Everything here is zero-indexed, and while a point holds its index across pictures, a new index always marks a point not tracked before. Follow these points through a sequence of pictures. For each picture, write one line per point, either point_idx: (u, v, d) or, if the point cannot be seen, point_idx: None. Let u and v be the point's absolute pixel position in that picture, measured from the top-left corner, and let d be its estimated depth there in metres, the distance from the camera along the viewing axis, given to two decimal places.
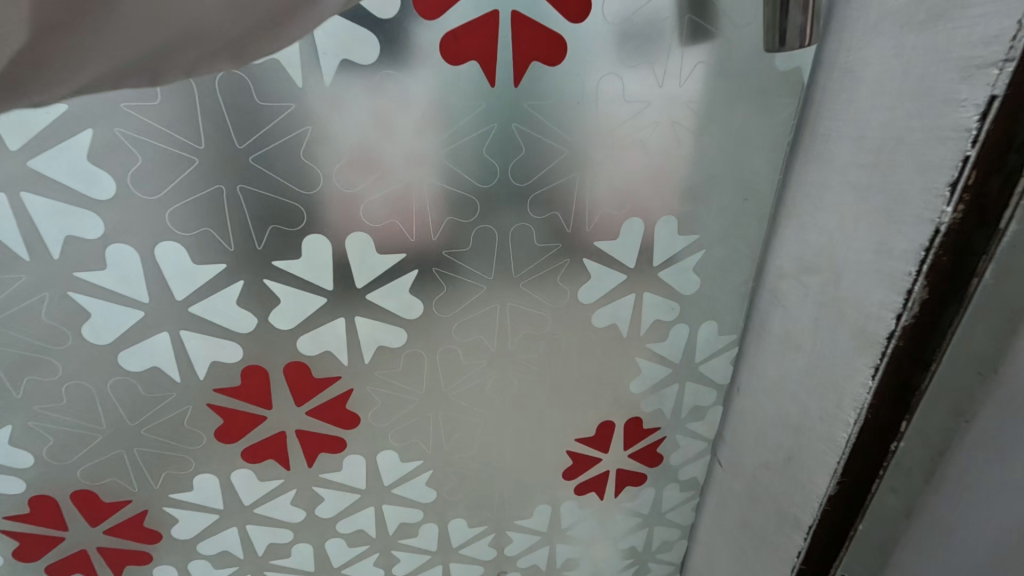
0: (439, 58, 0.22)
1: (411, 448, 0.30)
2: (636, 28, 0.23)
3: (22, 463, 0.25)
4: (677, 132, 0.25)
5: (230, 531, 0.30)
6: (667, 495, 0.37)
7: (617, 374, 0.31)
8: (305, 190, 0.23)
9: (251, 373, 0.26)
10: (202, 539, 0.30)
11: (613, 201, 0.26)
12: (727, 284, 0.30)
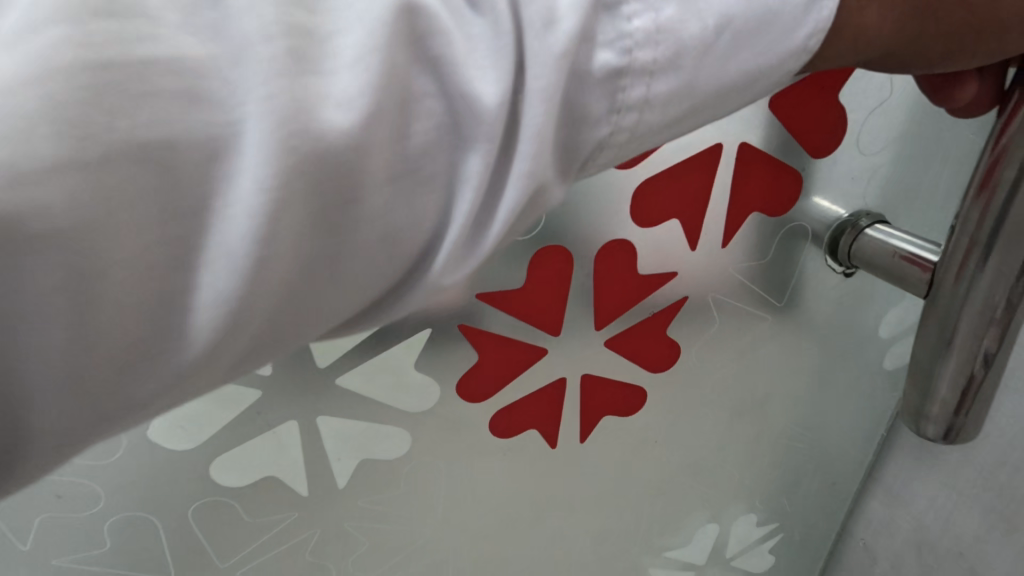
0: (640, 196, 0.26)
1: (537, 518, 0.35)
2: (788, 175, 0.28)
3: (207, 531, 0.28)
4: (787, 258, 0.31)
5: None
6: (727, 538, 0.43)
7: (695, 448, 0.37)
8: (493, 308, 0.27)
9: (418, 467, 0.30)
10: None
11: (734, 309, 0.32)
12: (799, 376, 0.36)
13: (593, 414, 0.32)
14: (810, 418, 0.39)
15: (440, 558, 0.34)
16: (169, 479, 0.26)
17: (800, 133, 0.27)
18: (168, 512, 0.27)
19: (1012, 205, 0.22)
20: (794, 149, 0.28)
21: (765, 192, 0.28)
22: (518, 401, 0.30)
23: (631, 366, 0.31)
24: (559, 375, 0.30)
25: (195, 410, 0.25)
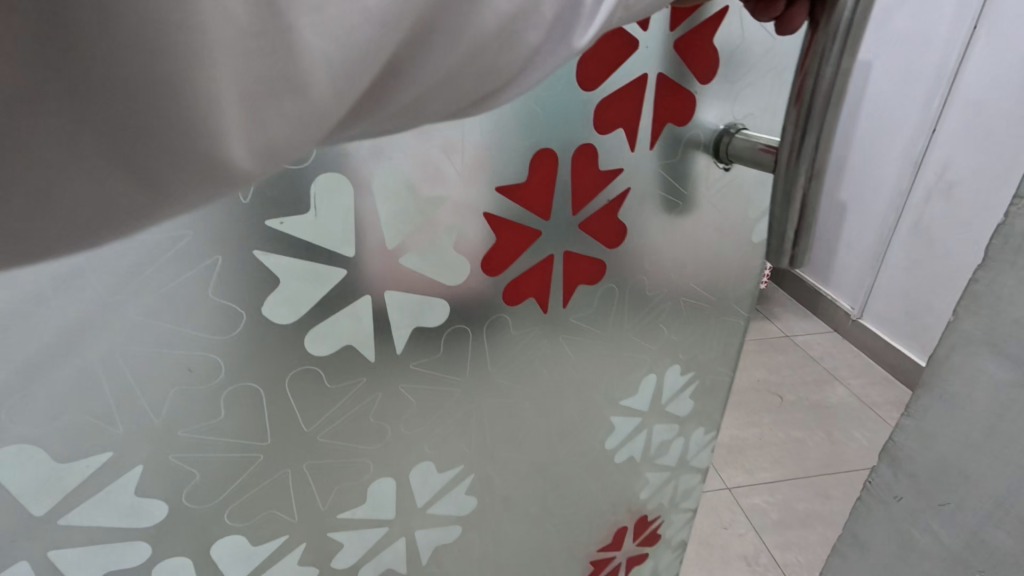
0: (598, 110, 0.37)
1: (532, 373, 0.46)
2: (686, 96, 0.41)
3: (295, 398, 0.35)
4: (690, 159, 0.45)
5: (398, 461, 0.42)
6: (661, 387, 0.58)
7: (638, 312, 0.50)
8: (505, 198, 0.37)
9: (451, 333, 0.40)
10: (381, 470, 0.42)
11: (657, 198, 0.45)
12: (703, 251, 0.51)
13: (571, 284, 0.44)
14: (711, 283, 0.54)
15: (465, 412, 0.44)
16: (275, 349, 0.33)
17: (693, 64, 0.40)
18: (266, 381, 0.33)
19: (815, 102, 0.36)
20: (691, 75, 0.41)
21: (674, 107, 0.41)
22: (523, 275, 0.41)
23: (596, 245, 0.43)
24: (549, 252, 0.41)
25: (294, 288, 0.31)
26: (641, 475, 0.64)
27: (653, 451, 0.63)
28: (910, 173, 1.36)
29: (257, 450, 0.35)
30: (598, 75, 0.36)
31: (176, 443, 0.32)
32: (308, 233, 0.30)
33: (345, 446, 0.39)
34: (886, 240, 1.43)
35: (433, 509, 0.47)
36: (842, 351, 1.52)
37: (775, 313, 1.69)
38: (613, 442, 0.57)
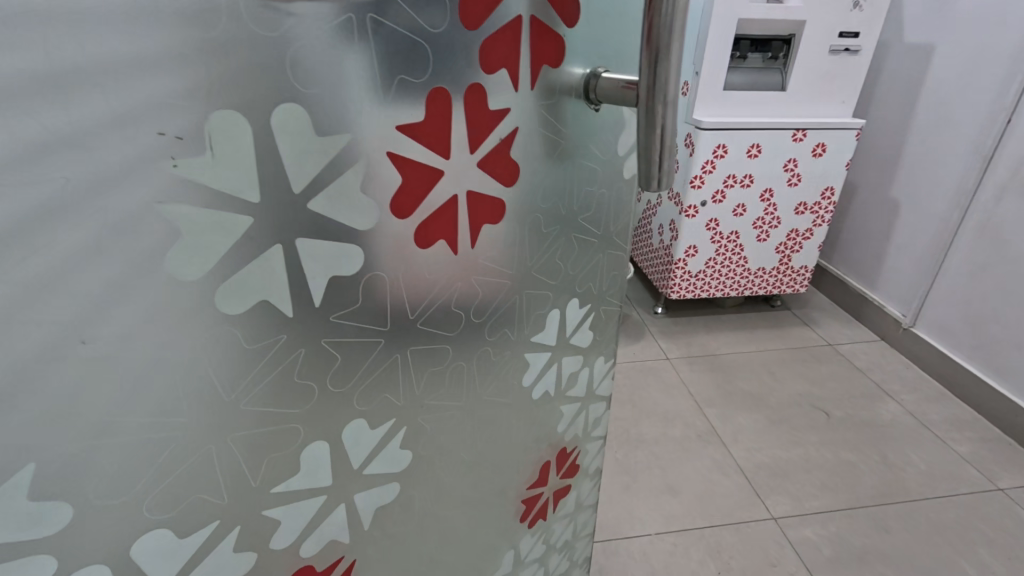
0: (483, 49, 0.40)
1: (451, 318, 0.48)
2: (558, 39, 0.45)
3: (211, 362, 0.33)
4: (569, 101, 0.49)
5: (330, 422, 0.42)
6: (566, 323, 0.63)
7: (538, 252, 0.54)
8: (405, 137, 0.37)
9: (369, 281, 0.40)
10: (314, 435, 0.41)
11: (545, 140, 0.49)
12: (588, 190, 0.56)
13: (477, 225, 0.46)
14: (596, 220, 0.60)
15: (391, 364, 0.45)
16: (182, 309, 0.30)
17: (558, 8, 0.44)
18: (177, 346, 0.31)
19: (665, 39, 0.42)
20: (557, 18, 0.45)
21: (547, 49, 0.45)
22: (431, 217, 0.42)
23: (494, 185, 0.46)
24: (452, 194, 0.43)
25: (198, 239, 0.30)
26: (558, 409, 0.69)
27: (565, 385, 0.69)
28: (978, 170, 1.63)
29: (177, 428, 0.33)
30: (478, 11, 0.38)
31: (76, 430, 0.29)
32: (204, 174, 0.29)
33: (273, 412, 0.38)
34: (945, 250, 1.74)
35: (371, 470, 0.47)
36: (891, 364, 1.86)
37: (821, 328, 2.06)
38: (529, 378, 0.61)
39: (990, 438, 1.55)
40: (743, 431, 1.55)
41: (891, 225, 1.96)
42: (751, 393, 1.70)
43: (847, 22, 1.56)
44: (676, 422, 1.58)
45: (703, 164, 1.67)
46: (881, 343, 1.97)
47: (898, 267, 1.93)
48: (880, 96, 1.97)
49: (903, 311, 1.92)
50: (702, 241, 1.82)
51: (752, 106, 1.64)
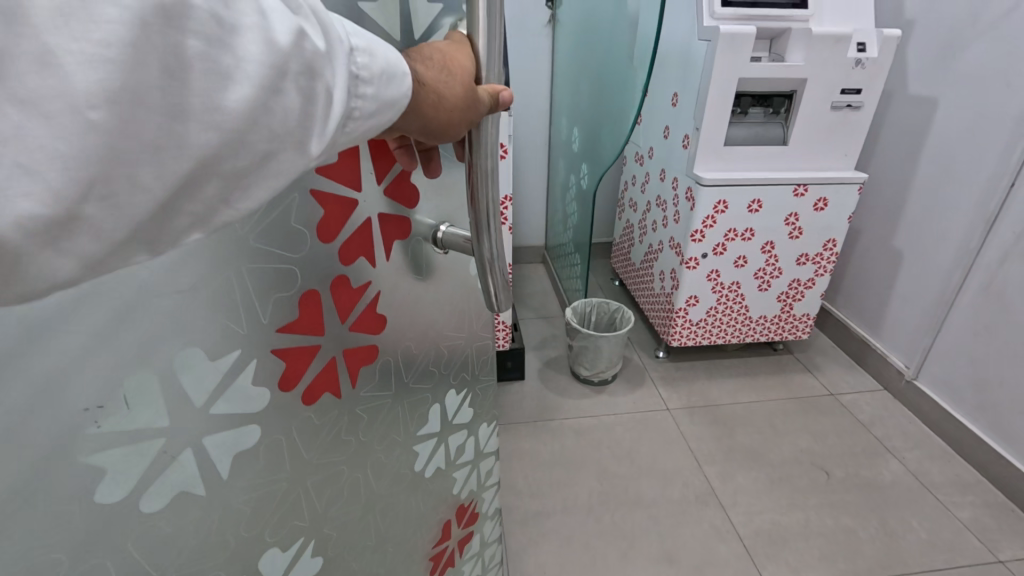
0: (340, 250, 0.54)
1: (342, 444, 0.61)
2: (400, 219, 0.61)
3: (145, 553, 0.42)
4: (418, 257, 0.65)
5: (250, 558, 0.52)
6: (445, 410, 0.80)
7: (410, 372, 0.69)
8: (281, 334, 0.49)
9: (265, 445, 0.51)
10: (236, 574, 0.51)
11: (403, 290, 0.64)
12: (444, 311, 0.73)
13: (354, 369, 0.60)
14: (455, 331, 0.76)
15: (295, 498, 0.56)
16: (108, 526, 0.39)
17: (400, 198, 0.60)
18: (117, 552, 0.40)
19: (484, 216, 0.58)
20: (399, 205, 0.60)
21: (394, 228, 0.60)
22: (314, 380, 0.54)
23: (366, 336, 0.60)
24: (329, 356, 0.56)
25: (125, 472, 0.38)
26: (452, 474, 0.87)
27: (452, 454, 0.85)
28: (982, 233, 1.66)
29: None
30: (331, 229, 0.52)
31: None
32: (126, 425, 0.38)
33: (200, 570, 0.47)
34: (951, 303, 1.77)
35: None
36: (892, 417, 1.93)
37: (823, 374, 2.14)
38: (420, 462, 0.77)
39: (987, 500, 1.61)
40: (741, 491, 1.64)
41: (896, 277, 2.00)
42: (751, 449, 1.79)
43: (849, 80, 1.72)
44: (675, 481, 1.67)
45: (703, 220, 1.83)
46: (885, 394, 2.03)
47: (903, 321, 1.97)
48: (884, 139, 2.00)
49: (906, 362, 1.98)
50: (703, 291, 1.98)
51: (752, 161, 1.81)
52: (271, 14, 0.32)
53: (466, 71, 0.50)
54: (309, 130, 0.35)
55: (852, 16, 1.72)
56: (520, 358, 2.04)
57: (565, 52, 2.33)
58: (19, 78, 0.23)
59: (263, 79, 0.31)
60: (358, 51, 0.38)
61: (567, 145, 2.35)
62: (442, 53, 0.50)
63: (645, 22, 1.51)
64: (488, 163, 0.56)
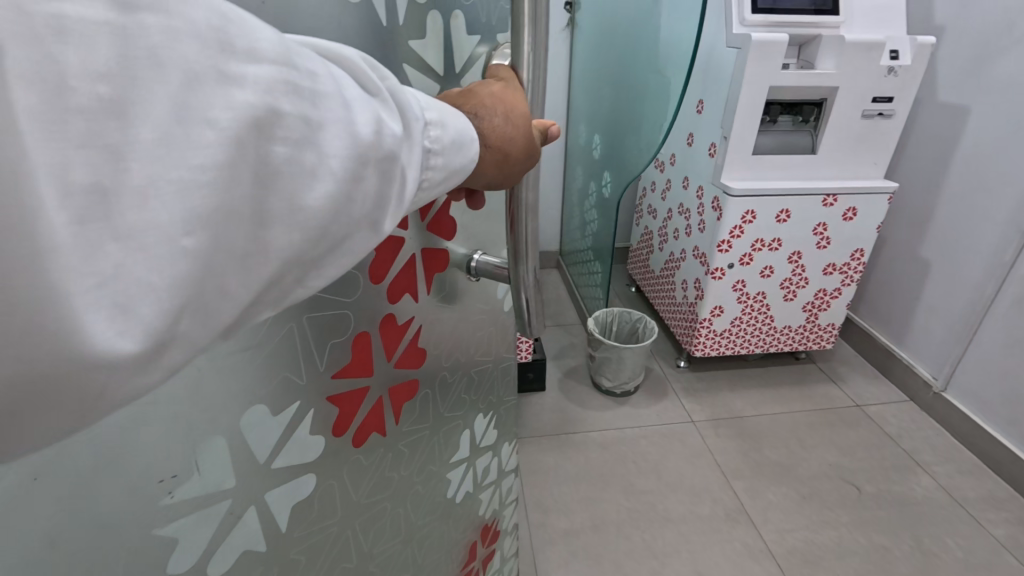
0: (388, 294, 0.58)
1: (386, 475, 0.69)
2: (439, 254, 0.64)
3: None
4: (450, 288, 0.69)
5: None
6: (472, 435, 0.88)
7: (443, 408, 0.76)
8: (332, 381, 0.54)
9: (316, 485, 0.57)
10: None
11: (437, 321, 0.69)
12: (472, 338, 0.78)
13: (398, 403, 0.66)
14: (482, 361, 0.83)
15: (344, 526, 0.64)
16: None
17: (438, 232, 0.63)
18: None
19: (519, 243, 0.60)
20: (438, 237, 0.64)
21: (434, 262, 0.64)
22: (364, 420, 0.60)
23: (408, 371, 0.65)
24: (376, 395, 0.61)
25: (198, 530, 0.44)
26: (479, 495, 0.98)
27: (473, 475, 0.93)
28: (1017, 242, 1.62)
29: None
30: (382, 272, 0.55)
31: None
32: (199, 491, 0.43)
33: None
34: (983, 316, 1.74)
35: None
36: (921, 430, 1.89)
37: (848, 385, 2.11)
38: (451, 488, 0.86)
39: (1020, 518, 1.58)
40: (772, 508, 1.60)
41: (920, 287, 1.97)
42: (778, 463, 1.76)
43: (881, 88, 1.68)
44: (704, 498, 1.64)
45: (730, 230, 1.80)
46: (912, 406, 2.00)
47: (928, 332, 1.94)
48: (910, 148, 1.97)
49: (934, 372, 1.94)
50: (728, 303, 1.95)
51: (780, 170, 1.78)
52: (354, 107, 0.34)
53: (525, 118, 0.52)
54: (384, 209, 0.36)
55: (884, 23, 1.68)
56: (542, 370, 2.01)
57: (583, 57, 2.30)
58: (121, 216, 0.23)
59: (348, 171, 0.32)
60: (431, 125, 0.41)
61: (586, 151, 2.32)
62: (503, 103, 0.50)
63: (673, 30, 1.48)
64: (525, 196, 0.58)
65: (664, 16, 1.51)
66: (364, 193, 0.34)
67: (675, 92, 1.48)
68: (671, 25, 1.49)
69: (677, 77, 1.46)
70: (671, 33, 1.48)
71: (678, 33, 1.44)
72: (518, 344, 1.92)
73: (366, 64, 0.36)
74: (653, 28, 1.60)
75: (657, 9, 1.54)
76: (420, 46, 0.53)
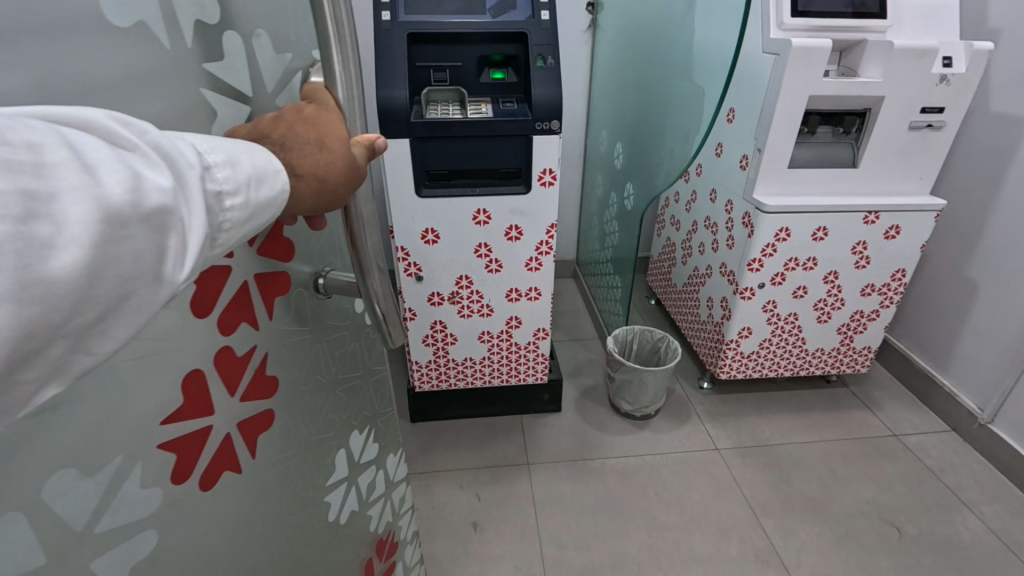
0: (216, 327, 0.48)
1: (252, 518, 0.57)
2: (277, 276, 0.55)
3: None
4: (296, 309, 0.60)
5: None
6: (352, 450, 0.79)
7: (314, 431, 0.67)
8: (168, 424, 0.44)
9: (160, 545, 0.46)
10: None
11: (287, 344, 0.59)
12: (333, 354, 0.70)
13: (252, 439, 0.55)
14: (348, 373, 0.75)
15: None
16: None
17: (275, 254, 0.54)
18: None
19: (366, 256, 0.54)
20: (273, 260, 0.54)
21: (273, 286, 0.55)
22: (208, 465, 0.49)
23: (259, 403, 0.55)
24: (223, 434, 0.50)
25: None
26: (367, 514, 0.88)
27: (358, 494, 0.83)
28: None
29: None
30: (201, 304, 0.45)
31: None
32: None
33: None
34: None
35: None
36: (965, 465, 1.76)
37: (883, 412, 1.98)
38: (332, 513, 0.75)
39: None
40: (805, 549, 1.50)
41: (966, 310, 1.83)
42: (811, 498, 1.65)
43: (931, 98, 1.56)
44: (731, 536, 1.54)
45: (762, 248, 1.69)
46: (954, 436, 1.87)
47: (973, 358, 1.81)
48: (958, 161, 1.83)
49: (980, 404, 1.81)
50: (757, 323, 1.84)
51: (818, 185, 1.66)
52: (98, 169, 0.29)
53: (342, 139, 0.45)
54: (169, 265, 0.32)
55: (935, 27, 1.56)
56: (558, 391, 1.91)
57: (606, 61, 2.19)
58: None
59: (99, 235, 0.29)
60: (215, 167, 0.36)
61: (607, 160, 2.21)
62: (309, 127, 0.43)
63: (711, 35, 1.37)
64: (363, 206, 0.52)
65: (699, 20, 1.41)
66: (132, 255, 0.30)
67: (710, 102, 1.37)
68: (708, 30, 1.38)
69: (714, 86, 1.35)
70: (709, 38, 1.37)
71: (718, 39, 1.33)
72: (534, 365, 1.79)
73: (117, 116, 0.32)
74: (686, 33, 1.49)
75: (691, 13, 1.43)
76: (224, 67, 0.45)
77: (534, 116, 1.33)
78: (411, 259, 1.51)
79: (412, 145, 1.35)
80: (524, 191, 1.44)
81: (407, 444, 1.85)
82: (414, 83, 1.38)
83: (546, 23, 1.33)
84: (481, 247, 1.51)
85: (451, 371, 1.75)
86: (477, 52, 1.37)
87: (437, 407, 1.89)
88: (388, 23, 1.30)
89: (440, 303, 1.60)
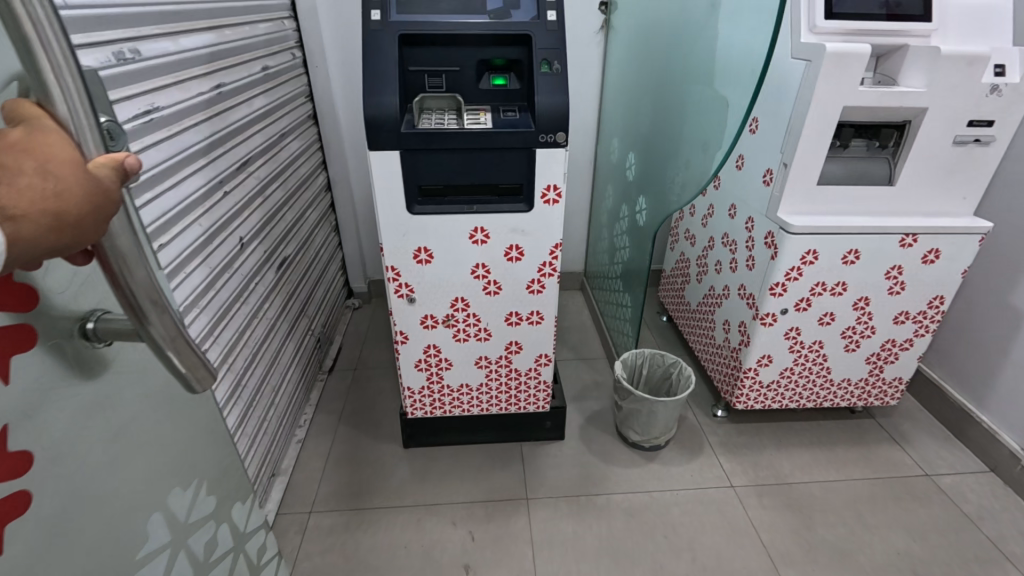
0: None
1: None
2: (19, 329, 0.47)
3: None
4: (57, 371, 0.52)
5: None
6: (177, 510, 0.71)
7: (107, 503, 0.59)
8: None
9: None
10: None
11: (45, 410, 0.51)
12: (132, 410, 0.62)
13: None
14: (161, 429, 0.68)
15: None
16: None
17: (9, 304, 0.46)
18: None
19: (138, 299, 0.49)
20: (3, 314, 0.46)
21: (11, 340, 0.47)
22: None
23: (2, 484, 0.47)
24: None
25: None
26: None
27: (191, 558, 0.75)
28: None
29: None
30: None
31: None
32: None
33: None
34: None
35: None
36: (1007, 512, 1.60)
37: (914, 447, 1.83)
38: None
39: None
40: None
41: (1008, 341, 1.67)
42: (836, 547, 1.51)
43: (980, 110, 1.41)
44: None
45: (786, 271, 1.54)
46: (994, 478, 1.71)
47: (1016, 394, 1.65)
48: (1004, 178, 1.67)
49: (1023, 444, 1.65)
50: (778, 352, 1.69)
51: (851, 204, 1.51)
52: None
53: (75, 163, 0.40)
54: None
55: (985, 33, 1.42)
56: (561, 419, 1.78)
57: (620, 66, 2.06)
58: None
59: None
60: None
61: (619, 170, 2.08)
62: (26, 156, 0.37)
63: (738, 38, 1.23)
64: (120, 241, 0.47)
65: (725, 21, 1.27)
66: None
67: (734, 113, 1.23)
68: (735, 32, 1.24)
69: (739, 95, 1.20)
70: (736, 41, 1.23)
71: (747, 42, 1.19)
72: (535, 391, 1.66)
73: None
74: (708, 36, 1.35)
75: (716, 13, 1.29)
76: None
77: (537, 128, 1.21)
78: (402, 280, 1.39)
79: (403, 157, 1.22)
80: (525, 209, 1.31)
81: (399, 471, 1.74)
82: (406, 88, 1.26)
83: (553, 25, 1.20)
84: (478, 267, 1.39)
85: (446, 397, 1.63)
86: (476, 56, 1.25)
87: (430, 433, 1.77)
88: (378, 22, 1.18)
89: (433, 326, 1.48)
